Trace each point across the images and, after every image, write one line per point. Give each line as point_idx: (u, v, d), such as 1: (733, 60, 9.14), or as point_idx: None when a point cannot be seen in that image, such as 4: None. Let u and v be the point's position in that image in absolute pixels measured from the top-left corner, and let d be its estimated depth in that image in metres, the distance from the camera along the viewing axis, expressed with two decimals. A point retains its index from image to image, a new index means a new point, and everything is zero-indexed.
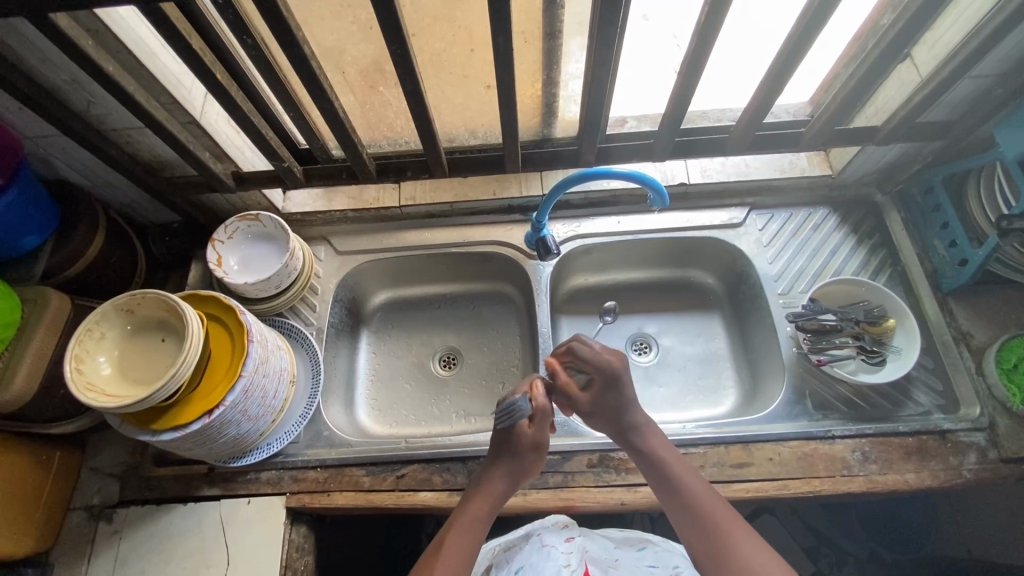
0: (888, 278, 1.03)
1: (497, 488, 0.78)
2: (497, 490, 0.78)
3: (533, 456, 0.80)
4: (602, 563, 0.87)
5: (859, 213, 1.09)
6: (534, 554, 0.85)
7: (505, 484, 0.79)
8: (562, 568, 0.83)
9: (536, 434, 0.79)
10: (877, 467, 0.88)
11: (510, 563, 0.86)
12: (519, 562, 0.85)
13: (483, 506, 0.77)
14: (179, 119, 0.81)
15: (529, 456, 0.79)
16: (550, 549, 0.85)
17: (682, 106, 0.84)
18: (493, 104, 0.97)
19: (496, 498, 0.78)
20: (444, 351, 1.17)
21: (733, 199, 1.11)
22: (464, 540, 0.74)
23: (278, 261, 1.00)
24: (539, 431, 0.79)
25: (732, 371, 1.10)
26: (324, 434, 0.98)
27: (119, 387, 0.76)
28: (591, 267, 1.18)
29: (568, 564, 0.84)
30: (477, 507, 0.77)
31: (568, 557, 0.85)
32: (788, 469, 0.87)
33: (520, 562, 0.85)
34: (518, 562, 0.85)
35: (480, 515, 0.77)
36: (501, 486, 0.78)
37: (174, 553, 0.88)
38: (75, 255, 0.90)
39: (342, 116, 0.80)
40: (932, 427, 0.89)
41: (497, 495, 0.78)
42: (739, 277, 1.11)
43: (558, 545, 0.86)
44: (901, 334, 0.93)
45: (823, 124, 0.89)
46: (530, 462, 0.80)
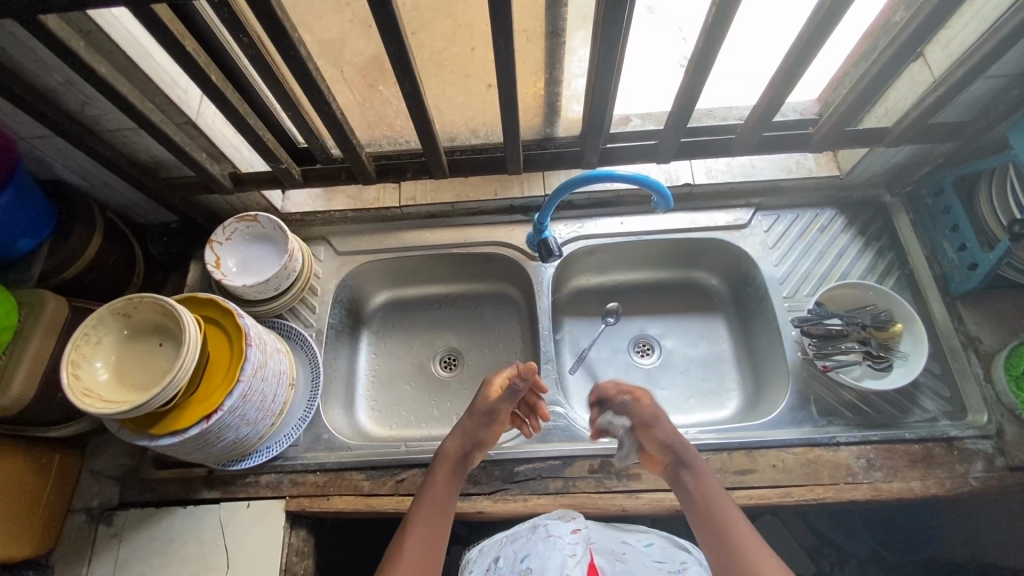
0: (895, 281, 1.02)
1: (452, 450, 0.84)
2: (451, 457, 0.84)
3: (484, 426, 0.85)
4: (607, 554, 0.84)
5: (867, 214, 1.07)
6: (540, 543, 0.81)
7: (464, 449, 0.84)
8: (567, 558, 0.78)
9: (483, 405, 0.86)
10: (882, 475, 0.86)
11: (517, 553, 0.84)
12: (525, 551, 0.83)
13: (445, 468, 0.83)
14: (175, 119, 0.80)
15: (484, 423, 0.85)
16: (556, 539, 0.81)
17: (688, 108, 0.83)
18: (493, 104, 0.95)
19: (455, 466, 0.83)
20: (445, 352, 1.16)
21: (740, 199, 1.09)
22: (430, 508, 0.79)
23: (276, 262, 0.99)
24: (504, 402, 0.86)
25: (736, 373, 1.08)
26: (324, 436, 0.97)
27: (116, 393, 0.75)
28: (593, 268, 1.16)
29: (574, 553, 0.79)
30: (440, 467, 0.83)
31: (574, 546, 0.80)
32: (792, 477, 0.86)
33: (526, 551, 0.82)
34: (524, 551, 0.83)
35: (440, 479, 0.82)
36: (456, 447, 0.84)
37: (174, 555, 0.88)
38: (73, 257, 0.89)
39: (341, 119, 0.78)
40: (938, 434, 0.88)
41: (455, 455, 0.84)
42: (743, 279, 1.10)
43: (565, 534, 0.81)
44: (907, 340, 0.92)
45: (833, 126, 0.86)
46: (487, 433, 0.85)
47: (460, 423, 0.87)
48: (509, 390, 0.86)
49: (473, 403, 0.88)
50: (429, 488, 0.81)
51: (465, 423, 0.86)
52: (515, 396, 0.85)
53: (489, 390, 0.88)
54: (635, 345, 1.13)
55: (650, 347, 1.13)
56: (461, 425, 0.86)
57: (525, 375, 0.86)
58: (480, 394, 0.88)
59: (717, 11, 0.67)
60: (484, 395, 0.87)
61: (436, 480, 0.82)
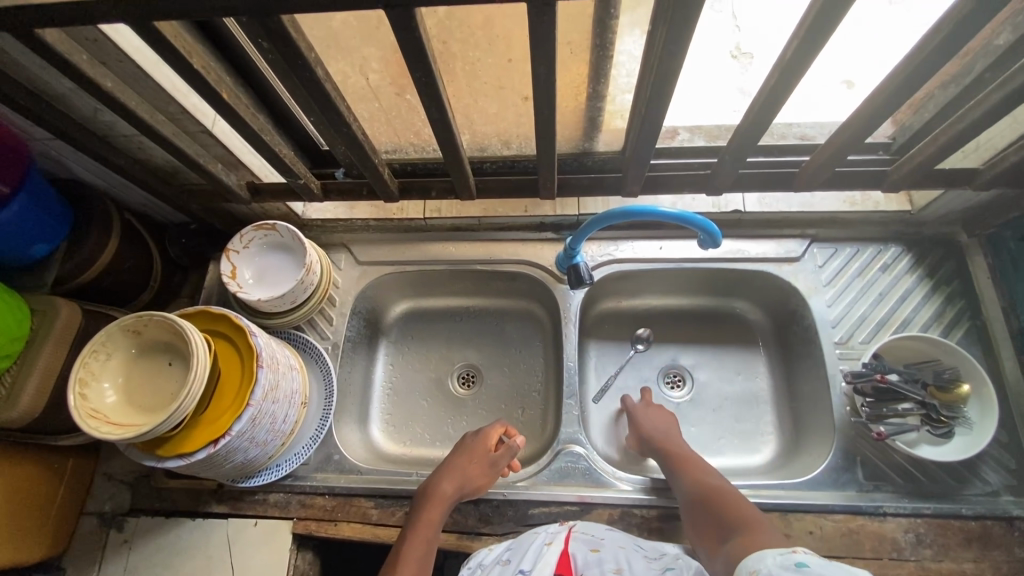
0: (964, 333, 0.91)
1: (447, 490, 0.80)
2: (445, 497, 0.80)
3: (485, 472, 0.83)
4: (586, 541, 0.74)
5: (938, 254, 0.96)
6: (524, 535, 0.79)
7: (456, 492, 0.81)
8: (543, 543, 0.75)
9: (491, 455, 0.84)
10: (931, 553, 0.79)
11: (502, 543, 0.79)
12: (510, 540, 0.79)
13: (436, 511, 0.79)
14: (189, 128, 0.75)
15: (480, 473, 0.83)
16: (539, 530, 0.79)
17: (752, 136, 0.74)
18: (529, 117, 0.87)
19: (448, 506, 0.80)
20: (464, 369, 1.12)
21: (793, 229, 0.99)
22: (419, 554, 0.74)
23: (293, 274, 0.94)
24: (502, 458, 0.85)
25: (772, 417, 1.00)
26: (335, 457, 0.94)
27: (123, 414, 0.72)
28: (626, 291, 1.09)
29: (552, 540, 0.75)
30: (431, 510, 0.79)
31: (553, 533, 0.77)
32: (829, 546, 0.79)
33: (510, 541, 0.79)
34: (509, 541, 0.79)
35: (433, 519, 0.78)
36: (452, 489, 0.80)
37: (180, 568, 0.88)
38: (88, 262, 0.87)
39: (362, 138, 0.73)
40: (1000, 513, 0.80)
41: (448, 497, 0.80)
42: (791, 315, 1.01)
43: (549, 523, 0.80)
44: (974, 404, 0.83)
45: (915, 166, 0.76)
46: (483, 479, 0.83)
47: (453, 464, 0.84)
48: (505, 448, 0.85)
49: (475, 447, 0.85)
50: (417, 531, 0.77)
51: (460, 466, 0.83)
52: (511, 455, 0.85)
53: (485, 441, 0.86)
54: (665, 375, 1.06)
55: (682, 380, 1.05)
56: (455, 466, 0.83)
57: (518, 439, 0.86)
58: (475, 442, 0.86)
59: (793, 52, 0.59)
60: (482, 446, 0.85)
61: (424, 525, 0.77)
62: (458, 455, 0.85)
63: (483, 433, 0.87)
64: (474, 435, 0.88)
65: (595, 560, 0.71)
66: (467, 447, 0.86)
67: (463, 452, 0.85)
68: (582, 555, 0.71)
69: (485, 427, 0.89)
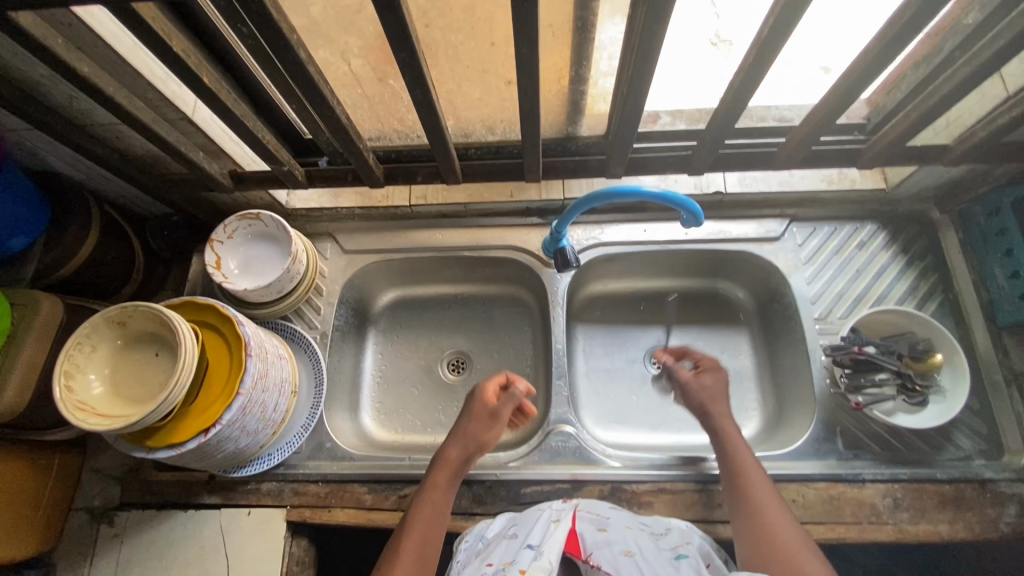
0: (937, 305, 0.95)
1: (455, 455, 0.80)
2: (455, 460, 0.80)
3: (489, 428, 0.83)
4: (592, 520, 0.74)
5: (912, 231, 0.99)
6: (530, 514, 0.78)
7: (464, 455, 0.81)
8: (549, 521, 0.74)
9: (493, 408, 0.84)
10: (908, 516, 0.82)
11: (508, 521, 0.79)
12: (515, 520, 0.78)
13: (444, 474, 0.79)
14: (169, 115, 0.74)
15: (484, 430, 0.83)
16: (542, 509, 0.79)
17: (730, 118, 0.75)
18: (513, 102, 0.88)
19: (457, 469, 0.80)
20: (453, 355, 1.12)
21: (773, 209, 1.02)
22: (429, 515, 0.75)
23: (280, 263, 0.94)
24: (504, 408, 0.85)
25: (756, 392, 1.03)
26: (327, 445, 0.94)
27: (112, 405, 0.72)
28: (612, 274, 1.10)
29: (557, 519, 0.74)
30: (438, 474, 0.79)
31: (559, 513, 0.76)
32: (812, 513, 0.82)
33: (515, 520, 0.78)
34: (513, 521, 0.78)
35: (441, 481, 0.78)
36: (458, 453, 0.81)
37: (173, 559, 0.87)
38: (68, 254, 0.86)
39: (346, 123, 0.73)
40: (972, 476, 0.83)
41: (455, 462, 0.80)
42: (772, 293, 1.03)
43: (552, 505, 0.80)
44: (947, 373, 0.86)
45: (888, 144, 0.79)
46: (487, 434, 0.83)
47: (458, 428, 0.84)
48: (505, 396, 0.86)
49: (476, 405, 0.85)
50: (426, 492, 0.77)
51: (463, 428, 0.83)
52: (513, 402, 0.85)
53: (483, 395, 0.86)
54: (651, 356, 1.08)
55: None
56: (462, 430, 0.83)
57: (519, 386, 0.87)
58: (474, 400, 0.86)
59: (767, 33, 0.60)
60: (481, 401, 0.85)
61: (432, 487, 0.78)
62: (462, 418, 0.85)
63: (483, 390, 0.86)
64: (473, 396, 0.87)
65: (604, 538, 0.69)
66: (469, 407, 0.86)
67: (466, 412, 0.85)
68: (590, 534, 0.70)
69: (481, 383, 0.88)
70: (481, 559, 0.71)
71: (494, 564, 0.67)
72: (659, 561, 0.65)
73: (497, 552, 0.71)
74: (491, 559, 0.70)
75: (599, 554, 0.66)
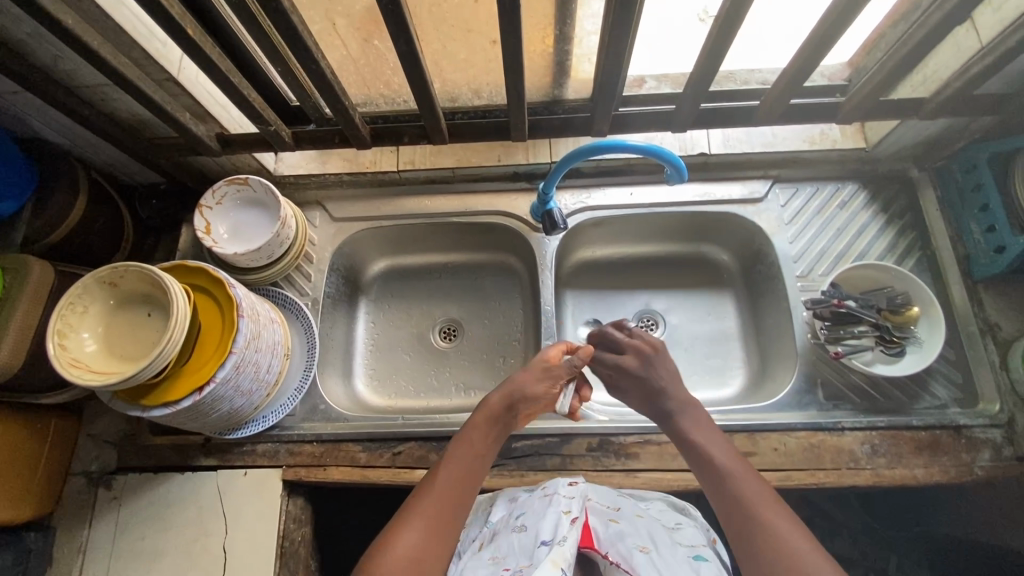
0: (915, 261, 0.97)
1: (503, 400, 0.76)
2: (498, 414, 0.76)
3: (543, 388, 0.80)
4: (602, 513, 0.74)
5: (891, 190, 1.01)
6: (537, 503, 0.75)
7: (511, 413, 0.77)
8: (560, 513, 0.71)
9: (555, 367, 0.81)
10: (886, 461, 0.85)
11: (514, 511, 0.77)
12: (521, 509, 0.76)
13: (488, 429, 0.75)
14: (154, 75, 0.74)
15: (537, 384, 0.79)
16: (552, 496, 0.75)
17: (705, 80, 0.79)
18: (498, 62, 0.89)
19: (501, 427, 0.77)
20: (444, 323, 1.14)
21: (757, 170, 1.03)
22: (465, 466, 0.71)
23: (269, 229, 0.94)
24: (564, 371, 0.82)
25: (741, 351, 1.05)
26: (321, 407, 0.96)
27: (105, 363, 0.73)
28: (600, 240, 1.12)
29: (569, 511, 0.71)
30: (481, 427, 0.75)
31: (569, 503, 0.73)
32: (793, 460, 0.85)
33: (523, 510, 0.76)
34: (520, 509, 0.77)
35: (484, 434, 0.74)
36: (506, 409, 0.77)
37: (172, 519, 0.89)
38: (57, 220, 0.86)
39: (331, 78, 0.74)
40: (947, 422, 0.86)
41: (500, 417, 0.76)
42: (756, 255, 1.05)
43: (561, 490, 0.76)
44: (924, 324, 0.88)
45: (865, 97, 0.80)
46: (540, 395, 0.79)
47: (512, 376, 0.80)
48: (565, 361, 0.83)
49: (538, 363, 0.81)
50: (467, 432, 0.74)
51: (518, 382, 0.79)
52: (574, 366, 0.82)
53: (545, 355, 0.82)
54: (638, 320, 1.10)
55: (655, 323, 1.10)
56: (516, 383, 0.78)
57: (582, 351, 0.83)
58: (538, 357, 0.82)
59: None
60: (545, 359, 0.81)
61: (475, 429, 0.74)
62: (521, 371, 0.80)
63: (546, 350, 0.82)
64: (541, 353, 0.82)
65: (617, 532, 0.70)
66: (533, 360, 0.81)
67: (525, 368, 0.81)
68: (604, 528, 0.70)
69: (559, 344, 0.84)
70: (495, 557, 0.71)
71: (512, 567, 0.67)
72: (674, 558, 0.67)
73: (510, 550, 0.70)
74: (506, 559, 0.69)
75: (616, 550, 0.67)
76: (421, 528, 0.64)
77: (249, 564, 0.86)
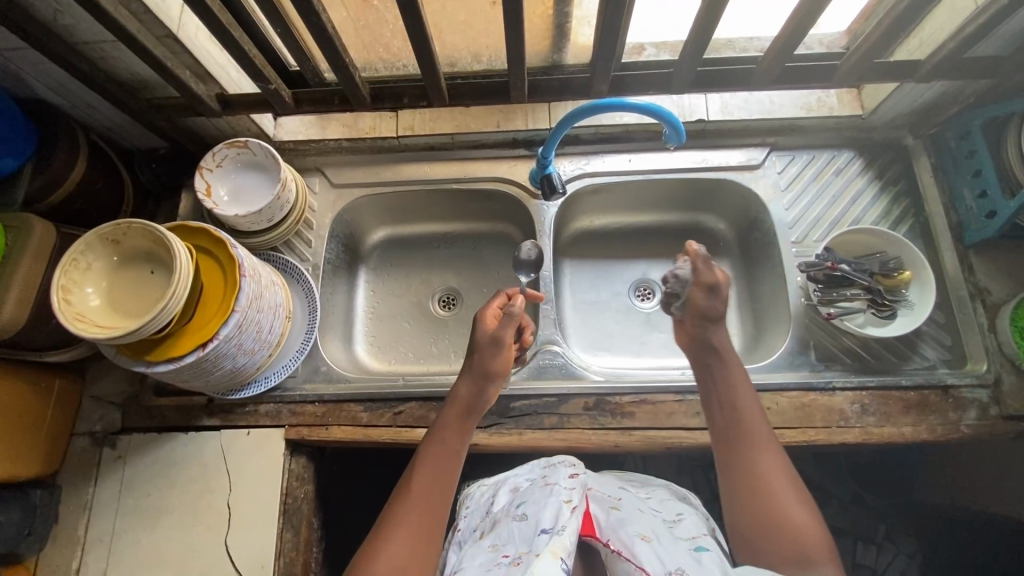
0: (908, 228, 0.98)
1: (466, 394, 0.80)
2: (464, 396, 0.81)
3: (495, 354, 0.82)
4: (604, 503, 0.75)
5: (887, 157, 1.02)
6: (537, 492, 0.76)
7: (475, 392, 0.81)
8: (561, 503, 0.71)
9: (494, 332, 0.82)
10: (875, 420, 0.87)
11: (516, 499, 0.79)
12: (523, 497, 0.77)
13: (455, 414, 0.80)
14: (155, 31, 0.75)
15: (492, 358, 0.82)
16: (553, 486, 0.75)
17: (702, 43, 0.79)
18: (498, 24, 0.89)
19: (470, 404, 0.81)
20: (444, 291, 1.15)
21: (754, 138, 1.04)
22: (442, 454, 0.77)
23: (269, 192, 0.95)
24: (506, 330, 0.83)
25: (736, 319, 1.07)
26: (322, 368, 0.98)
27: (109, 318, 0.74)
28: (598, 208, 1.12)
29: (570, 501, 0.70)
30: (450, 413, 0.80)
31: (570, 492, 0.72)
32: (785, 419, 0.87)
33: (523, 498, 0.77)
34: (522, 497, 0.78)
35: (454, 420, 0.80)
36: (468, 392, 0.81)
37: (177, 477, 0.91)
38: (57, 180, 0.87)
39: (332, 32, 0.74)
40: (935, 382, 0.88)
41: (466, 400, 0.81)
42: (752, 222, 1.06)
43: (561, 480, 0.76)
44: (916, 288, 0.90)
45: (860, 60, 0.81)
46: (494, 363, 0.82)
47: (466, 365, 0.84)
48: (504, 318, 0.83)
49: (479, 334, 0.84)
50: (437, 433, 0.80)
51: (471, 364, 0.83)
52: (512, 321, 0.83)
53: (484, 324, 0.85)
54: (636, 289, 1.12)
55: (651, 292, 1.12)
56: (470, 367, 0.83)
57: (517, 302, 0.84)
58: (477, 329, 0.85)
59: None
60: (482, 330, 0.84)
61: (445, 428, 0.80)
62: (471, 353, 0.84)
63: (480, 319, 0.85)
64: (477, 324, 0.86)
65: (618, 519, 0.70)
66: (474, 341, 0.84)
67: (472, 346, 0.85)
68: (605, 517, 0.71)
69: (482, 311, 0.87)
70: (495, 544, 0.72)
71: (511, 554, 0.68)
72: (675, 550, 0.66)
73: (510, 537, 0.71)
74: (506, 546, 0.70)
75: (617, 538, 0.67)
76: (401, 523, 0.72)
77: (253, 520, 0.88)
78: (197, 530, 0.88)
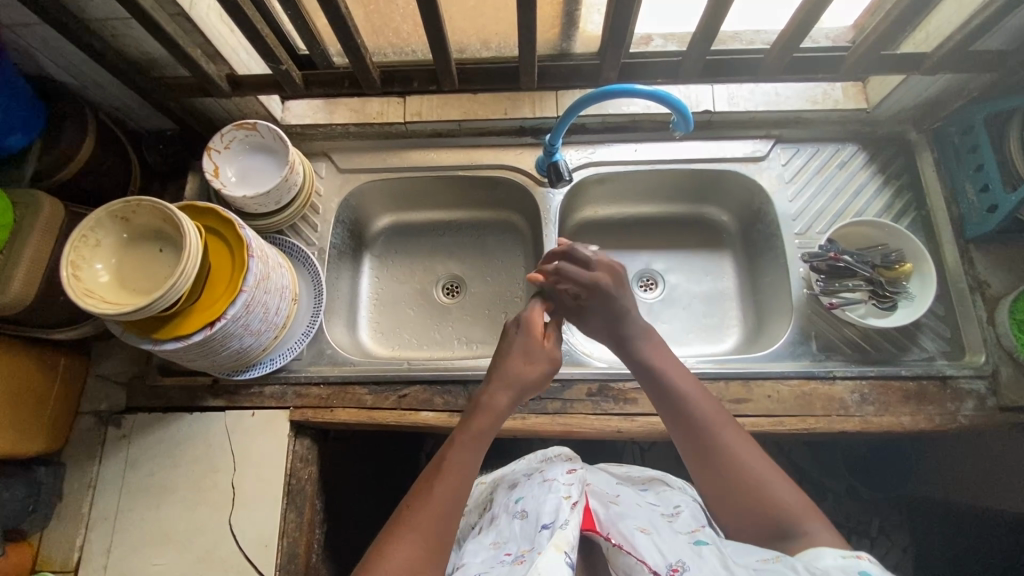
0: (910, 222, 0.99)
1: (506, 403, 0.76)
2: (499, 403, 0.76)
3: (543, 369, 0.79)
4: (602, 497, 0.74)
5: (890, 151, 1.03)
6: (536, 487, 0.75)
7: (510, 401, 0.77)
8: (561, 499, 0.70)
9: (550, 348, 0.80)
10: (874, 409, 0.88)
11: (513, 495, 0.78)
12: (521, 492, 0.76)
13: (484, 419, 0.75)
14: (167, 10, 0.75)
15: (535, 372, 0.78)
16: (551, 482, 0.74)
17: (712, 29, 0.79)
18: (508, 10, 0.89)
19: (503, 412, 0.76)
20: (447, 279, 1.16)
21: (760, 130, 1.05)
22: (464, 457, 0.71)
23: (276, 174, 0.95)
24: (554, 350, 0.82)
25: (737, 310, 1.08)
26: (327, 352, 0.98)
27: (118, 295, 0.74)
28: (603, 198, 1.13)
29: (569, 496, 0.71)
30: (477, 418, 0.75)
31: (569, 488, 0.72)
32: (785, 407, 0.88)
33: (521, 493, 0.76)
34: (520, 492, 0.77)
35: (484, 426, 0.74)
36: (506, 400, 0.76)
37: (181, 457, 0.91)
38: (67, 157, 0.87)
39: (345, 13, 0.74)
40: (934, 373, 0.89)
41: (500, 409, 0.76)
42: (755, 214, 1.07)
43: (560, 476, 0.75)
44: (916, 280, 0.92)
45: (867, 51, 0.82)
46: (537, 378, 0.79)
47: (511, 370, 0.78)
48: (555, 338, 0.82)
49: (526, 342, 0.80)
50: (460, 436, 0.73)
51: (511, 370, 0.78)
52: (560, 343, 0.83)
53: (532, 333, 0.81)
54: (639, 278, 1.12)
55: (655, 282, 1.12)
56: (507, 372, 0.78)
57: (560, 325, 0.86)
58: (523, 336, 0.81)
59: None
60: (531, 339, 0.80)
61: (471, 432, 0.74)
62: (510, 357, 0.79)
63: (527, 326, 0.81)
64: (519, 330, 0.82)
65: (617, 514, 0.70)
66: (519, 346, 0.80)
67: (508, 351, 0.80)
68: (604, 511, 0.70)
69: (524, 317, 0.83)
70: (496, 541, 0.72)
71: (514, 552, 0.68)
72: (675, 543, 0.64)
73: (512, 534, 0.72)
74: (507, 543, 0.71)
75: (617, 532, 0.66)
76: (418, 531, 0.65)
77: (256, 499, 0.89)
78: (200, 509, 0.89)
